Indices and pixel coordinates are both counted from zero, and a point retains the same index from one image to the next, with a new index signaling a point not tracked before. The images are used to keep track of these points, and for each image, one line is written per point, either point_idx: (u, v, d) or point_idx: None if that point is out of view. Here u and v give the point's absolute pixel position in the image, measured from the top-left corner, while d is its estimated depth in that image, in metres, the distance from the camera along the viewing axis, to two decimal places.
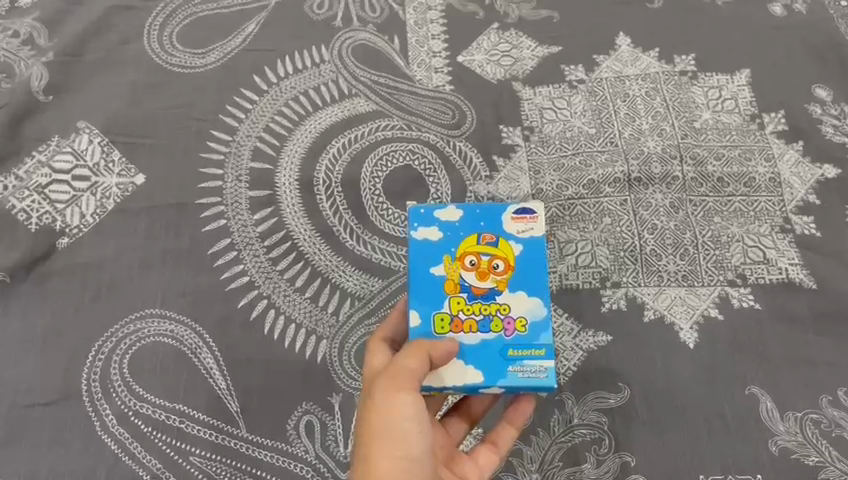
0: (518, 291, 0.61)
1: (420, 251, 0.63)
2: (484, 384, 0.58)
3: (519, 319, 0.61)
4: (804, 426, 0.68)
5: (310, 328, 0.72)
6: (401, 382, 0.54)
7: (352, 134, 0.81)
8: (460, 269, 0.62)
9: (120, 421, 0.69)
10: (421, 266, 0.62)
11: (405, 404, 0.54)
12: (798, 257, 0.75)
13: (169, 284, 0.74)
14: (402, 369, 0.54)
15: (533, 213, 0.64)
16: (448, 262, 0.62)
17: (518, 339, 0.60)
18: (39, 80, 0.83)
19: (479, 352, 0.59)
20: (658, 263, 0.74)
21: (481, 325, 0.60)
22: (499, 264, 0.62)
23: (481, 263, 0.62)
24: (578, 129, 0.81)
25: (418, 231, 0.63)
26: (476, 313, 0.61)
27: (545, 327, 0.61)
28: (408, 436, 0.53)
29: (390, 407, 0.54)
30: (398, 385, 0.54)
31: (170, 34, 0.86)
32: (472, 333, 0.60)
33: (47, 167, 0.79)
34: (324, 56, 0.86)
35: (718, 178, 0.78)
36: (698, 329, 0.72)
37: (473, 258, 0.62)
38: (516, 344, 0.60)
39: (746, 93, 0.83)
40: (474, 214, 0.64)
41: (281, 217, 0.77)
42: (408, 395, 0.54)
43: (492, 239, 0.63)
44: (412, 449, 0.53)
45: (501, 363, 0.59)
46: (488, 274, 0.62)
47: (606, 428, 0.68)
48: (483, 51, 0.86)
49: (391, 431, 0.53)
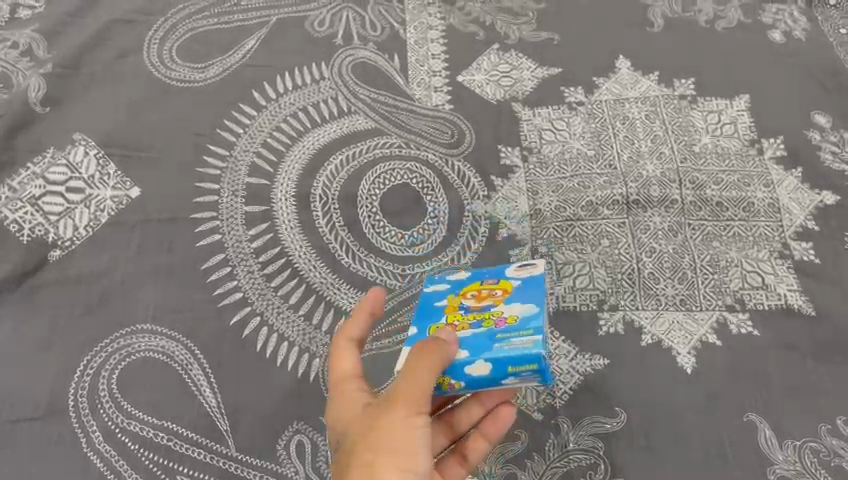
0: (513, 303, 0.58)
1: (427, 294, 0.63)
2: (468, 358, 0.53)
3: (511, 316, 0.56)
4: (802, 454, 0.67)
5: (304, 346, 0.71)
6: (421, 399, 0.49)
7: (350, 151, 0.81)
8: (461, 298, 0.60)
9: (107, 438, 0.67)
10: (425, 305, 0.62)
11: (422, 426, 0.49)
12: (797, 283, 0.74)
13: (161, 299, 0.73)
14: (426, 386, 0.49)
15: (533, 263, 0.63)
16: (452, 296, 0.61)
17: (508, 327, 0.55)
18: (36, 91, 0.82)
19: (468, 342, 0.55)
20: (656, 286, 0.74)
21: (474, 325, 0.57)
22: (499, 290, 0.60)
23: (480, 291, 0.61)
24: (577, 151, 0.81)
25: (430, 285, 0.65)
26: (470, 321, 0.57)
27: (537, 315, 0.56)
28: (421, 460, 0.49)
29: (409, 428, 0.48)
30: (417, 404, 0.49)
31: (170, 48, 0.86)
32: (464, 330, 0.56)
33: (41, 178, 0.78)
34: (323, 73, 0.85)
35: (717, 202, 0.78)
36: (696, 355, 0.71)
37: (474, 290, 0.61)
38: (505, 330, 0.55)
39: (745, 118, 0.83)
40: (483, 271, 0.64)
41: (277, 234, 0.76)
42: (424, 416, 0.49)
43: (494, 278, 0.61)
44: (422, 472, 0.49)
45: (487, 341, 0.54)
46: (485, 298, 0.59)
47: (602, 454, 0.67)
48: (482, 71, 0.86)
49: (406, 451, 0.48)
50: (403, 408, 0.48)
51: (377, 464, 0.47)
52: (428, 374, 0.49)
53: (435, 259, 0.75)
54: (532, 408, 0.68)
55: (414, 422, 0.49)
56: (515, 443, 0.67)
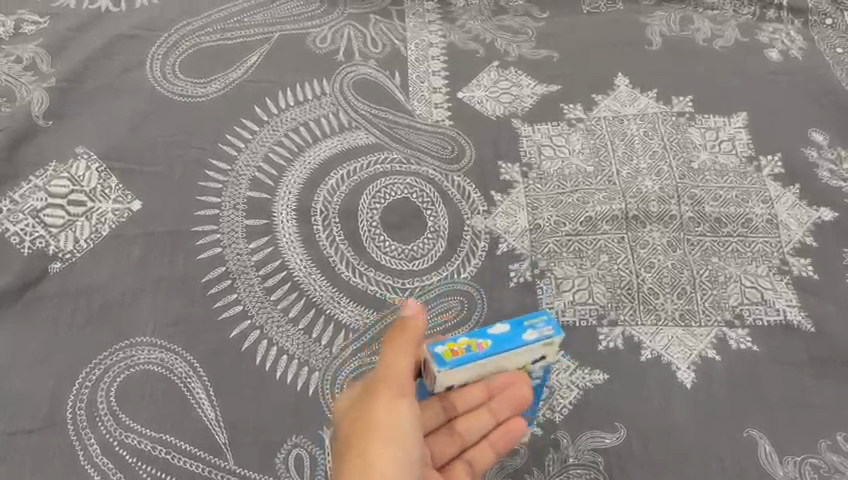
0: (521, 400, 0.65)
1: None
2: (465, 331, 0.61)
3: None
4: (803, 470, 0.67)
5: (303, 359, 0.71)
6: (401, 382, 0.59)
7: (351, 166, 0.81)
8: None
9: (104, 451, 0.67)
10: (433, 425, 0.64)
11: (404, 407, 0.59)
12: (796, 298, 0.74)
13: (161, 312, 0.73)
14: (401, 367, 0.60)
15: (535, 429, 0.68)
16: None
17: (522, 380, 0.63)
18: (39, 105, 0.83)
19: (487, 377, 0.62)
20: (656, 301, 0.74)
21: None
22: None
23: None
24: (576, 167, 0.82)
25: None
26: None
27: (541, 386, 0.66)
28: (407, 432, 0.58)
29: (392, 409, 0.58)
30: (397, 389, 0.59)
31: (173, 63, 0.87)
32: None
33: (42, 191, 0.78)
34: (325, 88, 0.86)
35: (716, 218, 0.78)
36: (696, 370, 0.71)
37: None
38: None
39: (743, 135, 0.84)
40: None
41: (277, 247, 0.76)
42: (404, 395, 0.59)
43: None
44: (410, 445, 0.57)
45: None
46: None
47: (602, 468, 0.67)
48: (483, 88, 0.86)
49: (393, 430, 0.57)
50: (386, 393, 0.59)
51: (371, 447, 0.57)
52: (402, 355, 0.60)
53: (436, 273, 0.76)
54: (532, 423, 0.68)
55: (399, 404, 0.58)
56: (514, 458, 0.67)
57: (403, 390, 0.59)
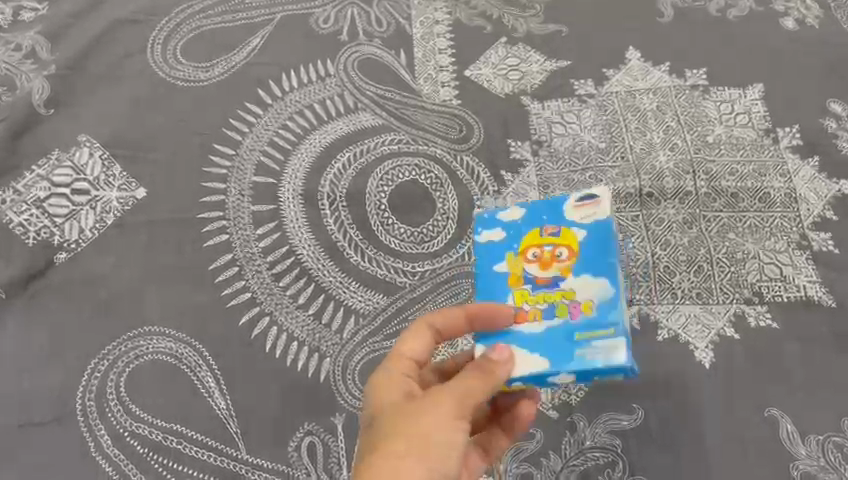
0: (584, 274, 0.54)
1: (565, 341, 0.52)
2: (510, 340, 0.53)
3: (586, 302, 0.53)
4: (826, 449, 0.66)
5: (313, 346, 0.70)
6: (466, 407, 0.48)
7: (358, 148, 0.80)
8: (521, 262, 0.56)
9: (116, 442, 0.66)
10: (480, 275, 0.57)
11: (455, 431, 0.47)
12: (816, 274, 0.73)
13: (169, 301, 0.72)
14: (476, 393, 0.48)
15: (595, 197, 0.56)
16: (510, 258, 0.56)
17: (584, 320, 0.52)
18: (40, 93, 0.81)
19: (547, 342, 0.52)
20: (672, 280, 0.72)
21: (545, 313, 0.53)
22: (562, 250, 0.55)
23: (544, 254, 0.55)
24: (587, 144, 0.80)
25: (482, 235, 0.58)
26: (540, 303, 0.54)
27: (615, 305, 0.52)
28: (449, 461, 0.47)
29: (444, 429, 0.47)
30: (460, 408, 0.48)
31: (174, 48, 0.85)
32: (535, 324, 0.53)
33: (46, 181, 0.77)
34: (328, 70, 0.84)
35: (732, 193, 0.76)
36: (714, 349, 0.69)
37: (536, 250, 0.56)
38: (581, 326, 0.52)
39: (759, 107, 0.81)
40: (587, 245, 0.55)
41: (284, 232, 0.75)
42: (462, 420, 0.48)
43: (555, 228, 0.56)
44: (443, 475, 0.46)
45: (565, 346, 0.52)
46: (550, 261, 0.55)
47: (620, 451, 0.66)
48: (490, 65, 0.84)
49: (438, 452, 0.46)
50: (446, 407, 0.47)
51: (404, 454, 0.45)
52: (480, 387, 0.49)
53: (446, 256, 0.74)
54: (547, 406, 0.67)
55: (456, 426, 0.47)
56: (530, 442, 0.66)
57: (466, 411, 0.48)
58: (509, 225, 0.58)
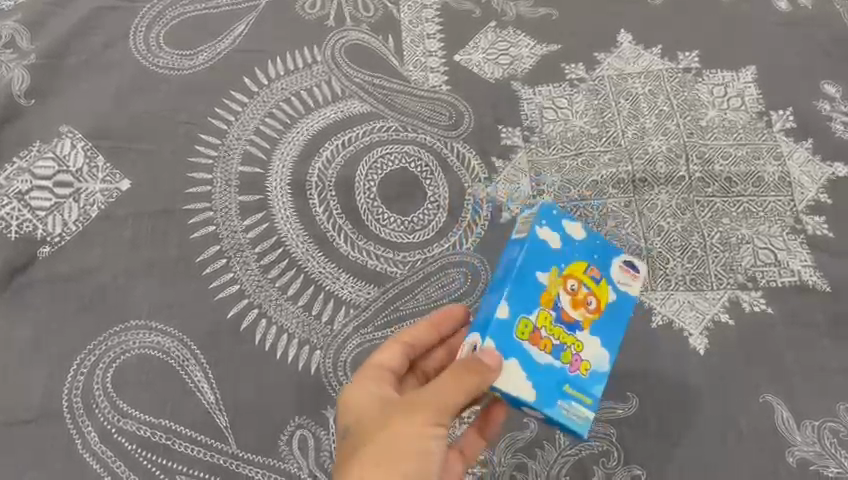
0: (596, 335, 0.57)
1: (542, 374, 0.55)
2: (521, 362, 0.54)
3: (586, 362, 0.57)
4: (821, 435, 0.65)
5: (304, 338, 0.69)
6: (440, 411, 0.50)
7: (346, 136, 0.78)
8: (560, 286, 0.57)
9: (103, 439, 0.65)
10: (524, 269, 0.56)
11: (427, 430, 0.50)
12: (810, 258, 0.72)
13: (155, 294, 0.71)
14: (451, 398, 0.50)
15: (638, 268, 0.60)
16: (554, 275, 0.57)
17: (577, 378, 0.56)
18: (20, 83, 0.80)
19: (541, 378, 0.55)
20: (665, 266, 0.71)
21: (554, 349, 0.56)
22: (593, 299, 0.58)
23: (580, 291, 0.58)
24: (579, 129, 0.78)
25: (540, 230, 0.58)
26: (556, 336, 0.56)
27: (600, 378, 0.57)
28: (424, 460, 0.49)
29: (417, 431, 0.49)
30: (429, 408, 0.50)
31: (157, 35, 0.83)
32: (543, 354, 0.55)
33: (27, 173, 0.76)
34: (315, 56, 0.83)
35: (726, 177, 0.75)
36: (708, 336, 0.69)
37: (575, 282, 0.58)
38: (573, 382, 0.56)
39: (753, 90, 0.80)
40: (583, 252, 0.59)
41: (272, 223, 0.74)
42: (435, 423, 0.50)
43: (598, 272, 0.59)
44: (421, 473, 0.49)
45: (555, 393, 0.55)
46: (580, 303, 0.57)
47: (614, 440, 0.65)
48: (480, 50, 0.83)
49: (410, 451, 0.49)
50: (416, 411, 0.50)
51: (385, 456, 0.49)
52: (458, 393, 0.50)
53: (437, 245, 0.73)
54: None
55: (425, 425, 0.50)
56: (524, 431, 0.65)
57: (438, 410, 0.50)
58: (567, 238, 0.59)
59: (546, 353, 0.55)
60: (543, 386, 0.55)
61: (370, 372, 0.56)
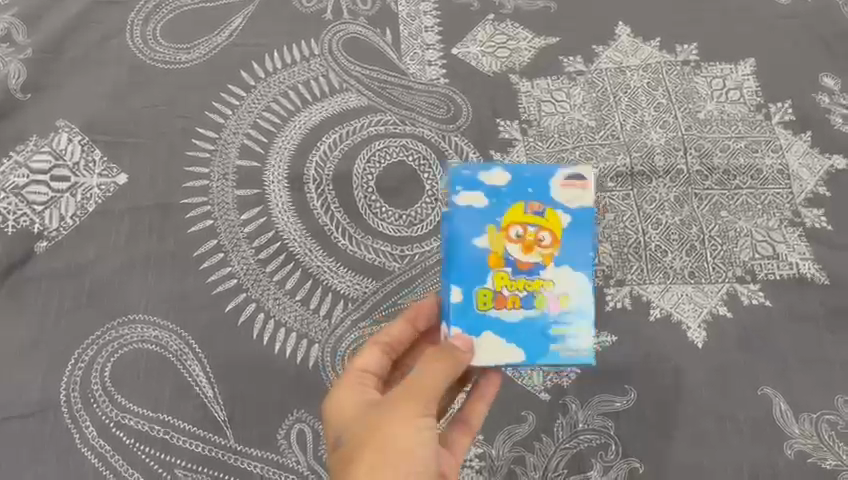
0: (563, 265, 0.55)
1: (520, 330, 0.54)
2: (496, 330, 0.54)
3: (563, 296, 0.55)
4: (819, 427, 0.65)
5: (302, 332, 0.69)
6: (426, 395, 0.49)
7: (343, 129, 0.78)
8: (503, 239, 0.54)
9: (101, 433, 0.65)
10: (462, 244, 0.54)
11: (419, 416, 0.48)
12: (809, 251, 0.72)
13: (153, 289, 0.70)
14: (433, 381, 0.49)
15: (584, 177, 0.55)
16: (491, 232, 0.54)
17: (560, 315, 0.55)
18: (16, 77, 0.79)
19: (520, 332, 0.54)
20: (663, 259, 0.71)
21: (525, 301, 0.54)
22: (545, 234, 0.54)
23: (527, 234, 0.54)
24: (578, 122, 0.78)
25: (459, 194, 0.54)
26: (520, 290, 0.54)
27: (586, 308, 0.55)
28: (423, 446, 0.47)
29: (410, 418, 0.48)
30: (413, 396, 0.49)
31: (153, 29, 0.83)
32: (514, 311, 0.54)
33: (24, 168, 0.76)
34: (313, 49, 0.82)
35: (724, 170, 0.75)
36: (707, 329, 0.68)
37: (518, 229, 0.54)
38: (556, 322, 0.55)
39: (751, 83, 0.80)
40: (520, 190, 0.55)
41: (270, 217, 0.74)
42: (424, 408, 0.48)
43: (538, 206, 0.55)
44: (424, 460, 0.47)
45: (540, 340, 0.54)
46: (532, 245, 0.54)
47: (612, 433, 0.65)
48: (478, 43, 0.83)
49: (408, 441, 0.47)
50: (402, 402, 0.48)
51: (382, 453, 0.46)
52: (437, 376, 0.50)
53: (435, 239, 0.73)
54: (538, 389, 0.65)
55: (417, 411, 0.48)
56: (523, 425, 0.64)
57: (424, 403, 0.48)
58: (494, 189, 0.55)
59: (516, 307, 0.54)
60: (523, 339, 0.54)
61: (352, 376, 0.55)
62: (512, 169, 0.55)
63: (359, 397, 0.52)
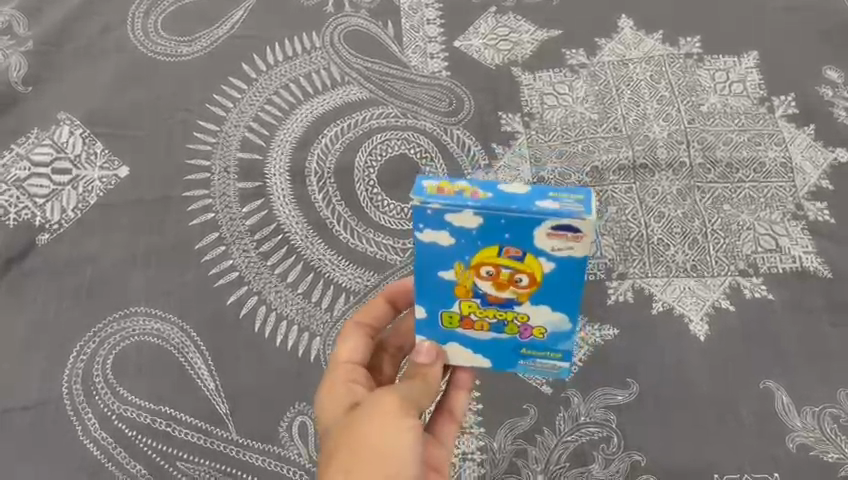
0: (542, 303, 0.45)
1: (491, 350, 0.49)
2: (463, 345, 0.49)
3: (540, 328, 0.47)
4: (822, 421, 0.64)
5: (303, 325, 0.68)
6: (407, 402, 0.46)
7: (345, 122, 0.78)
8: (472, 276, 0.45)
9: (103, 425, 0.64)
10: (421, 273, 0.45)
11: (400, 422, 0.45)
12: (812, 244, 0.71)
13: (155, 282, 0.70)
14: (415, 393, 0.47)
15: (579, 231, 0.41)
16: (458, 268, 0.45)
17: (535, 342, 0.48)
18: (17, 70, 0.79)
19: (488, 350, 0.49)
20: (666, 253, 0.71)
21: (494, 326, 0.47)
22: (523, 276, 0.44)
23: (500, 274, 0.44)
24: (580, 115, 0.78)
25: (422, 232, 0.43)
26: (489, 317, 0.47)
27: (570, 335, 0.47)
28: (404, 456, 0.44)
29: (390, 423, 0.44)
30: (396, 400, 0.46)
31: (155, 22, 0.83)
32: (482, 332, 0.48)
33: (26, 160, 0.76)
34: (314, 42, 0.82)
35: (727, 163, 0.75)
36: (709, 322, 0.68)
37: (490, 268, 0.44)
38: (531, 346, 0.48)
39: (755, 75, 0.80)
40: (498, 224, 0.42)
41: (272, 210, 0.74)
42: (407, 413, 0.45)
43: (518, 251, 0.43)
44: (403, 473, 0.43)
45: (512, 358, 0.49)
46: (507, 284, 0.45)
47: (615, 426, 0.64)
48: (480, 35, 0.83)
49: (386, 448, 0.43)
50: (383, 404, 0.45)
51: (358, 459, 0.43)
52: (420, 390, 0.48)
53: None
54: (540, 382, 0.65)
55: (397, 416, 0.45)
56: (524, 418, 0.64)
57: (405, 406, 0.46)
58: (461, 231, 0.42)
59: (485, 330, 0.47)
60: (494, 356, 0.49)
61: (340, 370, 0.52)
62: (486, 212, 0.41)
63: (337, 394, 0.49)
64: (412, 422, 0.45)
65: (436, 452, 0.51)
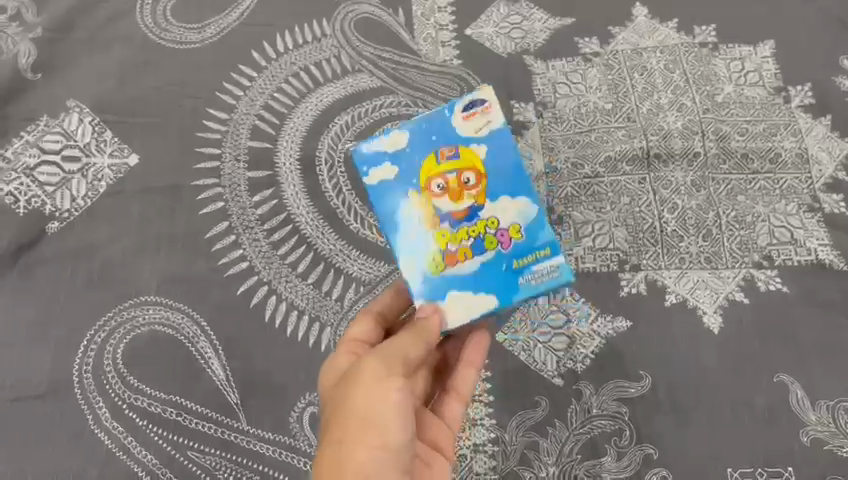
0: (500, 196, 0.53)
1: (486, 274, 0.52)
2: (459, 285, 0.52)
3: (513, 225, 0.53)
4: (837, 415, 0.64)
5: (314, 315, 0.68)
6: (395, 362, 0.46)
7: (356, 111, 0.77)
8: (428, 198, 0.53)
9: (114, 415, 0.64)
10: (386, 218, 0.53)
11: (388, 385, 0.45)
12: (828, 237, 0.71)
13: (164, 271, 0.70)
14: (408, 348, 0.48)
15: (484, 101, 0.54)
16: (416, 194, 0.53)
17: (516, 247, 0.52)
18: (26, 57, 0.79)
19: (482, 278, 0.52)
20: (679, 245, 0.70)
21: (475, 248, 0.52)
22: (468, 174, 0.53)
23: (449, 183, 0.53)
24: (593, 105, 0.77)
25: (369, 175, 0.53)
26: (464, 239, 0.52)
27: (542, 224, 0.53)
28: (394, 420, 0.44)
29: (379, 387, 0.44)
30: (386, 363, 0.46)
31: (164, 8, 0.82)
32: (466, 262, 0.52)
33: (35, 148, 0.75)
34: (324, 29, 0.81)
35: (742, 154, 0.74)
36: (723, 315, 0.68)
37: (439, 181, 0.53)
38: (517, 253, 0.52)
39: (771, 65, 0.79)
40: (423, 129, 0.54)
41: (282, 200, 0.73)
42: (395, 375, 0.45)
43: (450, 151, 0.53)
44: (396, 438, 0.43)
45: (508, 279, 0.52)
46: (458, 192, 0.53)
47: (627, 419, 0.64)
48: (492, 23, 0.81)
49: (376, 416, 0.43)
50: (371, 368, 0.45)
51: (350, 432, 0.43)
52: (412, 344, 0.48)
53: None
54: (552, 373, 0.65)
55: (386, 378, 0.45)
56: (536, 410, 0.64)
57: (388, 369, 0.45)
58: (396, 156, 0.54)
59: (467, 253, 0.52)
60: (488, 283, 0.52)
61: (344, 346, 0.52)
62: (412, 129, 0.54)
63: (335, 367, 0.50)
64: (398, 383, 0.45)
65: (435, 428, 0.51)
